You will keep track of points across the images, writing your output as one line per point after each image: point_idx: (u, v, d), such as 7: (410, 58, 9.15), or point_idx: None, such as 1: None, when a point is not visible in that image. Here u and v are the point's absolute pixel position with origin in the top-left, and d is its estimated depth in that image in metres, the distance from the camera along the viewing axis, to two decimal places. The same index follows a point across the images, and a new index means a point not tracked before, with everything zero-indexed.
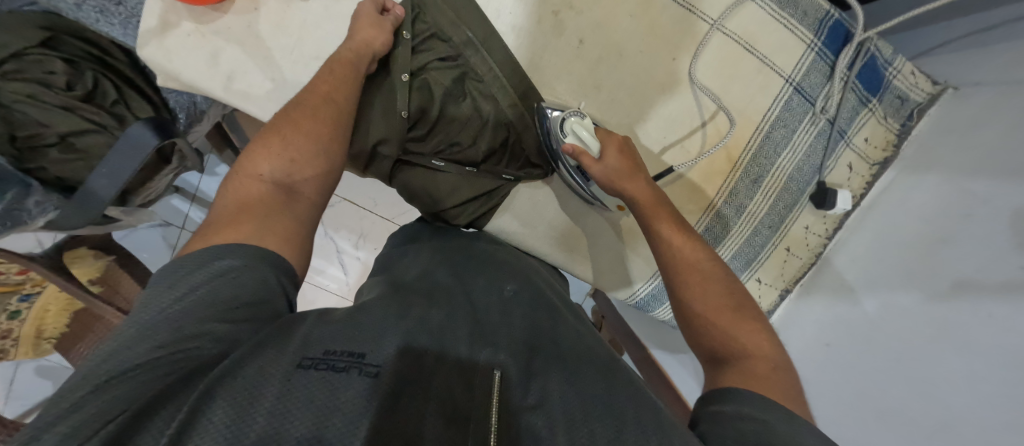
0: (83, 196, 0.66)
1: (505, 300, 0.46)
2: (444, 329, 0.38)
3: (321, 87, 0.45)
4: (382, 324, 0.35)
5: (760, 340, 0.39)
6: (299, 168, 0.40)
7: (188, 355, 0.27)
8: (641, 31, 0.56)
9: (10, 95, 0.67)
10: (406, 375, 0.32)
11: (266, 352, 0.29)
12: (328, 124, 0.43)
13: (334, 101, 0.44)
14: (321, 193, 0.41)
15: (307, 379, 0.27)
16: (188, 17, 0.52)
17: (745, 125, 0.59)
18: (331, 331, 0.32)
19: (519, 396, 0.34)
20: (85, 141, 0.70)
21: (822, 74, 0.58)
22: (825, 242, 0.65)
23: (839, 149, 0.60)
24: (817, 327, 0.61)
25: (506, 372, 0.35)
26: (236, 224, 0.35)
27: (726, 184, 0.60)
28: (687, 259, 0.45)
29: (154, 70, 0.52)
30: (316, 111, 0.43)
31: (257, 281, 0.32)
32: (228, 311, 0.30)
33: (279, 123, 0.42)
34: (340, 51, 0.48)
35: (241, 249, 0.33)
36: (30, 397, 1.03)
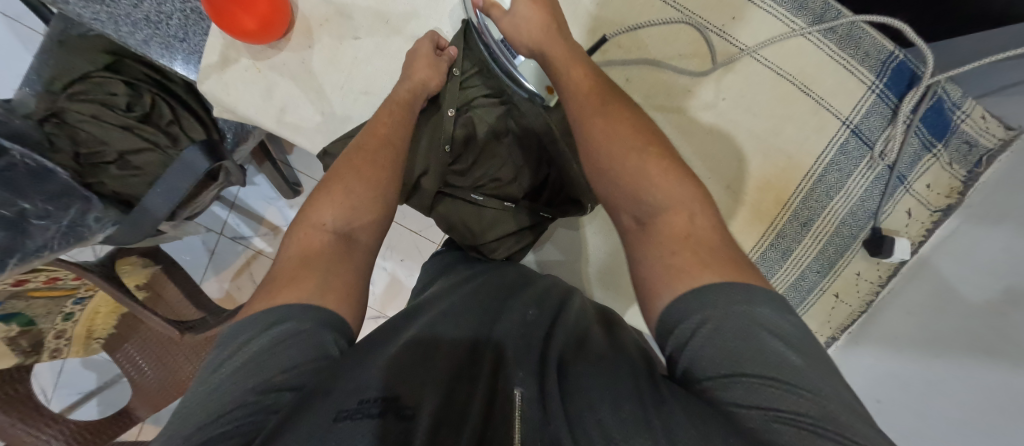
0: (139, 213, 0.69)
1: (527, 321, 0.43)
2: (472, 366, 0.36)
3: (378, 129, 0.47)
4: (416, 366, 0.33)
5: (670, 184, 0.36)
6: (356, 215, 0.42)
7: (245, 425, 0.26)
8: (686, 71, 0.56)
9: (78, 115, 0.73)
10: (445, 418, 0.29)
11: (308, 410, 0.26)
12: (385, 168, 0.44)
13: (387, 144, 0.46)
14: (376, 239, 0.43)
15: (344, 434, 0.25)
16: (245, 53, 0.53)
17: (796, 169, 0.56)
18: (356, 370, 0.30)
19: (541, 420, 0.28)
20: (142, 159, 0.74)
21: (883, 117, 0.55)
22: (879, 289, 0.61)
23: (897, 194, 0.57)
24: (871, 379, 0.58)
25: (528, 392, 0.31)
26: (298, 279, 0.36)
27: (773, 227, 0.58)
28: (605, 114, 0.41)
29: (212, 102, 0.55)
30: (371, 157, 0.44)
31: (308, 344, 0.31)
32: (280, 377, 0.29)
33: (338, 169, 0.44)
34: (396, 91, 0.50)
35: (300, 311, 0.33)
36: (76, 391, 1.08)
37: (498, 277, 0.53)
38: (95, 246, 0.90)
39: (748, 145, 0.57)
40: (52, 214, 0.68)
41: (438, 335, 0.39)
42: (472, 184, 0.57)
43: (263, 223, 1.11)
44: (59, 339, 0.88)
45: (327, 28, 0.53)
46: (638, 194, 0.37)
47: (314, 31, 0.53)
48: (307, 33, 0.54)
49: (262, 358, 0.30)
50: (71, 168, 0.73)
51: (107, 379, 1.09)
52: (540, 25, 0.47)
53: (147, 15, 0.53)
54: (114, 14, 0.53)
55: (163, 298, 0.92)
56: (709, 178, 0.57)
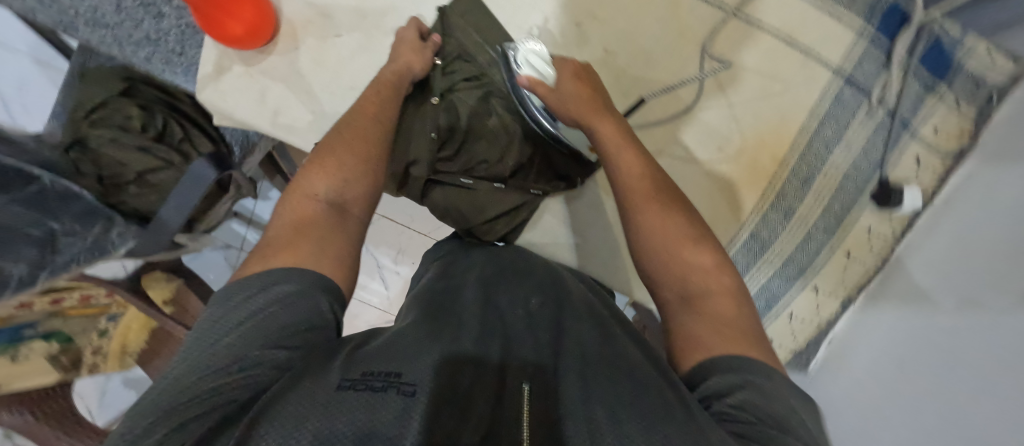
0: (157, 227, 0.73)
1: (529, 314, 0.43)
2: (475, 347, 0.37)
3: (368, 108, 0.46)
4: (417, 352, 0.34)
5: (715, 273, 0.37)
6: (349, 185, 0.41)
7: (246, 381, 0.29)
8: (665, 35, 0.54)
9: (99, 139, 0.77)
10: (445, 394, 0.31)
11: (310, 378, 0.29)
12: (374, 144, 0.44)
13: (380, 121, 0.46)
14: (369, 211, 0.43)
15: (351, 403, 0.27)
16: (237, 60, 0.56)
17: (791, 124, 0.55)
18: (365, 359, 0.32)
19: (543, 410, 0.31)
20: (158, 176, 0.79)
21: (878, 62, 0.53)
22: (894, 245, 0.59)
23: (902, 142, 0.54)
24: (886, 339, 0.56)
25: (535, 387, 0.33)
26: (294, 244, 0.37)
27: (772, 187, 0.56)
28: (643, 190, 0.41)
29: (211, 110, 0.57)
30: (364, 131, 0.45)
31: (304, 312, 0.33)
32: (281, 338, 0.32)
33: (331, 143, 0.44)
34: (382, 74, 0.49)
35: (294, 273, 0.35)
36: (117, 409, 1.14)
37: (495, 257, 0.54)
38: (122, 262, 0.96)
39: (737, 104, 0.55)
40: (79, 232, 0.74)
41: (440, 320, 0.40)
42: (459, 170, 0.57)
43: None
44: (96, 354, 0.91)
45: (311, 30, 0.56)
46: (679, 277, 0.38)
47: (299, 34, 0.56)
48: (293, 37, 0.56)
49: (262, 320, 0.32)
50: (95, 190, 0.78)
51: None
52: (585, 98, 0.47)
53: (148, 34, 0.57)
54: (117, 35, 0.57)
55: (188, 310, 0.91)
56: (699, 141, 0.56)
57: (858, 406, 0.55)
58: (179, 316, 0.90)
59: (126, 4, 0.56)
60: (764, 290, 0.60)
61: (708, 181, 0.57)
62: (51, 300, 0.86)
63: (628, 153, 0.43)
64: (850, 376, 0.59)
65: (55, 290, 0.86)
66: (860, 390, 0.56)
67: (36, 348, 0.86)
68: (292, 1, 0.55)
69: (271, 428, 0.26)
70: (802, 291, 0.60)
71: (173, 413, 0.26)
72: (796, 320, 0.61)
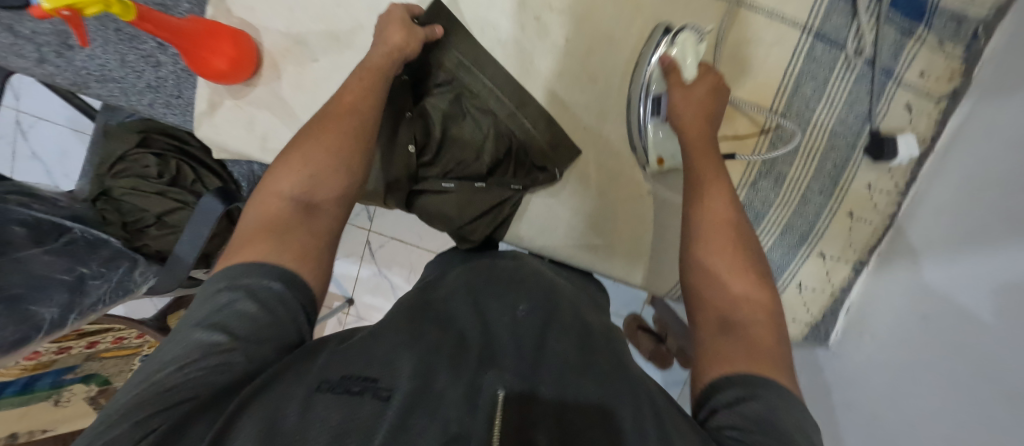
0: (173, 262, 0.77)
1: (514, 321, 0.40)
2: (452, 349, 0.36)
3: (346, 99, 0.47)
4: (399, 350, 0.34)
5: (772, 331, 0.34)
6: (326, 178, 0.42)
7: (218, 368, 0.29)
8: (625, 16, 0.54)
9: (120, 190, 0.83)
10: (419, 394, 0.29)
11: (291, 375, 0.29)
12: (349, 140, 0.44)
13: (357, 111, 0.46)
14: (340, 207, 0.43)
15: (325, 403, 0.27)
16: (227, 95, 0.60)
17: (766, 86, 0.53)
18: (348, 357, 0.32)
19: (518, 418, 0.29)
20: (175, 217, 0.86)
21: (845, 13, 0.51)
22: (900, 200, 0.55)
23: (887, 90, 0.52)
24: (906, 300, 0.51)
25: (511, 391, 0.30)
26: (257, 240, 0.38)
27: (756, 154, 0.55)
28: (717, 209, 0.41)
29: (210, 144, 0.62)
30: (338, 124, 0.45)
31: (281, 309, 0.34)
32: (254, 332, 0.31)
33: (301, 138, 0.44)
34: (371, 58, 0.49)
35: (257, 271, 0.35)
36: None
37: (483, 261, 0.54)
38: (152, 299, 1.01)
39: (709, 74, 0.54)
40: (104, 275, 0.78)
41: (423, 319, 0.40)
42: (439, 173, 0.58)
43: None
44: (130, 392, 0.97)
45: (290, 58, 0.59)
46: (720, 286, 0.37)
47: (279, 63, 0.60)
48: (274, 67, 0.60)
49: (232, 314, 0.32)
50: (121, 236, 0.85)
51: None
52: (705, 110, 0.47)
53: (149, 82, 0.62)
54: (123, 87, 0.62)
55: None
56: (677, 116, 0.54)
57: (885, 378, 0.51)
58: None
59: (128, 58, 0.61)
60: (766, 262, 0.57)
61: None
62: (87, 344, 0.87)
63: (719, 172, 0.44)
64: (872, 342, 0.54)
65: (92, 333, 0.86)
66: (890, 364, 0.51)
67: (76, 391, 0.91)
68: (271, 34, 0.59)
69: (246, 424, 0.25)
70: (807, 258, 0.57)
71: (149, 402, 0.26)
72: (805, 289, 0.58)
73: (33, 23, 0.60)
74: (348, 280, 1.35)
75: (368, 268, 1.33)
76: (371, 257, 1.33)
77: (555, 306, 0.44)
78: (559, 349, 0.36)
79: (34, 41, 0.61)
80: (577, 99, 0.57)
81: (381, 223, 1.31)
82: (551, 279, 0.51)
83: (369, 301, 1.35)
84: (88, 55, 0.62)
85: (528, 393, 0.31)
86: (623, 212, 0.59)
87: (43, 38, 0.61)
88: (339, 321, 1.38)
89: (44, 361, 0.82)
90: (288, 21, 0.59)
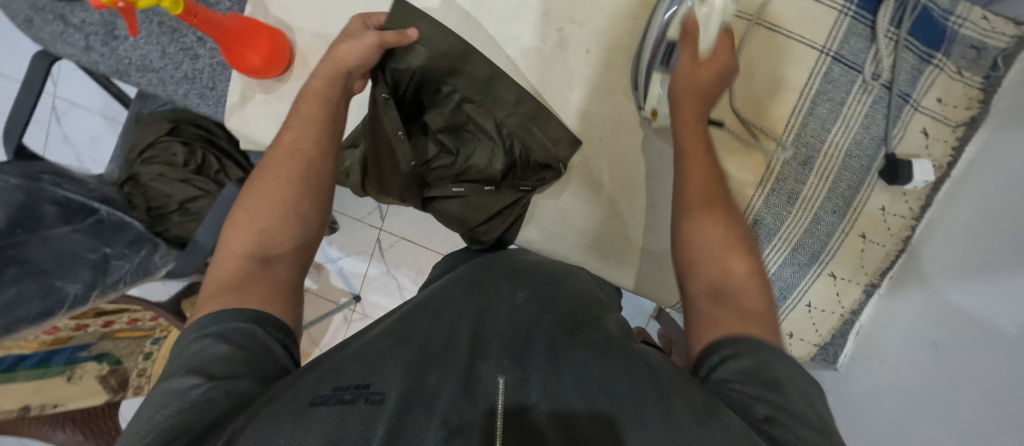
0: (192, 247, 0.79)
1: (514, 306, 0.43)
2: (444, 345, 0.35)
3: (285, 142, 0.46)
4: (387, 356, 0.33)
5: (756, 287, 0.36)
6: (280, 221, 0.42)
7: (200, 409, 0.27)
8: (645, 30, 0.56)
9: (148, 176, 0.87)
10: (413, 396, 0.28)
11: (280, 396, 0.28)
12: (296, 178, 0.44)
13: (298, 148, 0.45)
14: (299, 248, 0.43)
15: (320, 413, 0.26)
16: (259, 89, 0.63)
17: (783, 104, 0.54)
18: (338, 368, 0.31)
19: (520, 399, 0.28)
20: (198, 205, 0.89)
21: (863, 37, 0.52)
22: (915, 224, 0.55)
23: (905, 115, 0.53)
24: (920, 325, 0.50)
25: (510, 378, 0.30)
26: (215, 299, 0.37)
27: (769, 171, 0.55)
28: (703, 178, 0.42)
29: (238, 135, 0.64)
30: (281, 166, 0.44)
31: (251, 346, 0.33)
32: (228, 368, 0.30)
33: (249, 194, 0.43)
34: (312, 86, 0.48)
35: (220, 316, 0.34)
36: None
37: (488, 262, 0.55)
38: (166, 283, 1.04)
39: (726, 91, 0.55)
40: (127, 255, 0.80)
41: (413, 323, 0.39)
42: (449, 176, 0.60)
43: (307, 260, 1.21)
44: (140, 376, 0.97)
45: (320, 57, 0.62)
46: (709, 250, 0.38)
47: (309, 61, 0.62)
48: (304, 65, 0.62)
49: (206, 359, 0.31)
50: (144, 220, 0.88)
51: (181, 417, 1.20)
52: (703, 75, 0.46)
53: (186, 73, 0.65)
54: (161, 77, 0.65)
55: None
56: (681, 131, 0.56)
57: (897, 404, 0.50)
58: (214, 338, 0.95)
59: (168, 50, 0.65)
60: (776, 279, 0.57)
61: None
62: (103, 322, 0.93)
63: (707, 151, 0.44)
64: (880, 368, 0.54)
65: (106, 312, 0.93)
66: (903, 394, 0.50)
67: (88, 369, 0.90)
68: (304, 33, 0.62)
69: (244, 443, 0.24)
70: (817, 278, 0.57)
71: None
72: (815, 310, 0.57)
73: (84, 13, 0.64)
74: (356, 277, 1.37)
75: (377, 267, 1.35)
76: (381, 256, 1.35)
77: (555, 303, 0.45)
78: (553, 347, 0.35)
79: (82, 30, 0.65)
80: (595, 108, 0.58)
81: (393, 223, 1.34)
82: (563, 284, 0.51)
83: (376, 300, 1.37)
84: (131, 45, 0.65)
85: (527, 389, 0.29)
86: (634, 222, 0.60)
87: (91, 27, 0.65)
88: (344, 318, 1.39)
89: (61, 337, 0.88)
90: (321, 23, 0.61)
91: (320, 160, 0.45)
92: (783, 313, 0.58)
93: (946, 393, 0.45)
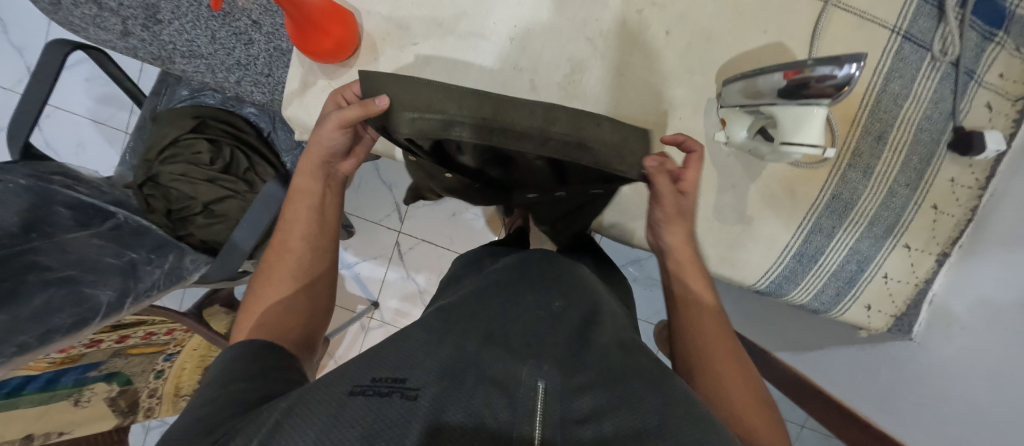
0: (228, 249, 0.74)
1: (553, 314, 0.45)
2: (479, 348, 0.37)
3: (277, 244, 0.56)
4: (425, 352, 0.36)
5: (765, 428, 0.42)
6: (286, 303, 0.52)
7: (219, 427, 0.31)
8: (724, 12, 0.56)
9: (169, 176, 0.81)
10: (446, 395, 0.32)
11: (310, 399, 0.31)
12: (289, 265, 0.54)
13: (290, 248, 0.55)
14: (293, 313, 0.51)
15: (361, 404, 0.30)
16: (321, 74, 0.59)
17: (856, 82, 0.56)
18: (380, 359, 0.35)
19: (562, 408, 0.33)
20: (223, 206, 0.83)
21: (931, 17, 0.55)
22: (981, 195, 0.57)
23: (970, 90, 0.55)
24: (997, 287, 0.52)
25: (551, 384, 0.34)
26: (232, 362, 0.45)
27: (843, 147, 0.57)
28: (714, 334, 0.49)
29: (298, 124, 0.61)
30: (278, 267, 0.54)
31: (262, 368, 0.40)
32: (246, 398, 0.35)
33: (254, 288, 0.54)
34: (297, 182, 0.58)
35: (236, 353, 0.43)
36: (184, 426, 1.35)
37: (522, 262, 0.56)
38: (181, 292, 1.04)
39: None
40: (154, 261, 0.74)
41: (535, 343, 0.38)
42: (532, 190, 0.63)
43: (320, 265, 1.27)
44: (151, 397, 0.93)
45: (390, 41, 0.59)
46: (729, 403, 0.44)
47: (378, 46, 0.59)
48: (373, 50, 0.59)
49: (239, 370, 0.39)
50: (165, 225, 0.82)
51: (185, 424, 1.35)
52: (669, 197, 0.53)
53: (239, 60, 0.61)
54: (210, 63, 0.61)
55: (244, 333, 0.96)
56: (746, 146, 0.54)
57: (979, 368, 0.53)
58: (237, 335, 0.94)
59: (219, 35, 0.60)
60: (854, 253, 0.59)
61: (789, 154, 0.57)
62: (117, 338, 0.85)
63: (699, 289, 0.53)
64: (962, 336, 0.55)
65: (121, 326, 0.84)
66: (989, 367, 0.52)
67: (98, 390, 0.85)
68: (372, 17, 0.59)
69: (286, 432, 0.28)
70: (893, 250, 0.58)
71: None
72: (891, 281, 0.59)
73: None
74: (373, 283, 1.33)
75: (396, 272, 1.32)
76: (400, 260, 1.32)
77: (593, 312, 0.47)
78: (589, 370, 0.36)
79: (121, 14, 0.59)
80: (675, 90, 0.58)
81: (412, 226, 1.30)
82: (588, 285, 0.53)
83: (394, 305, 1.34)
84: (176, 30, 0.60)
85: (579, 417, 0.32)
86: (720, 202, 0.59)
87: (130, 11, 0.59)
88: (360, 326, 1.34)
89: (72, 355, 0.79)
90: (391, 6, 0.59)
91: (308, 249, 0.56)
92: (861, 285, 0.59)
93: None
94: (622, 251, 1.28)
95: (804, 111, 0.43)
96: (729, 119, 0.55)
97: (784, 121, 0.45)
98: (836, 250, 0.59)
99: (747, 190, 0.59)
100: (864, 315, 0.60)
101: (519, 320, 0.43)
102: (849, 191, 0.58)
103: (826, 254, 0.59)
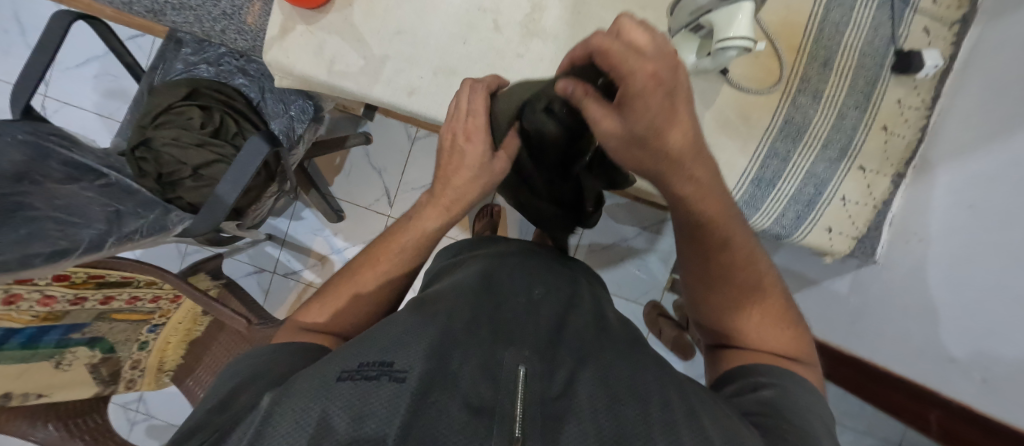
0: (211, 202, 0.76)
1: (531, 300, 0.46)
2: (463, 330, 0.37)
3: (377, 255, 0.50)
4: (412, 336, 0.35)
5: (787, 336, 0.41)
6: (343, 325, 0.46)
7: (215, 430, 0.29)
8: None
9: (161, 140, 0.81)
10: (432, 379, 0.30)
11: (291, 392, 0.29)
12: (374, 287, 0.48)
13: (383, 271, 0.49)
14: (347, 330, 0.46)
15: (346, 387, 0.29)
16: (299, 20, 0.63)
17: (801, 10, 0.58)
18: (366, 347, 0.34)
19: (543, 387, 0.31)
20: (213, 170, 0.83)
21: None
22: (928, 115, 0.60)
23: (906, 16, 0.59)
24: (955, 196, 0.55)
25: (531, 368, 0.33)
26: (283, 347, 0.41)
27: (793, 73, 0.59)
28: (738, 258, 0.42)
29: (276, 67, 0.64)
30: (356, 289, 0.48)
31: (286, 364, 0.37)
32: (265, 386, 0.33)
33: (342, 279, 0.50)
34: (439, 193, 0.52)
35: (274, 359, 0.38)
36: (172, 415, 1.31)
37: (506, 255, 0.55)
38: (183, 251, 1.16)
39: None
40: (141, 214, 0.79)
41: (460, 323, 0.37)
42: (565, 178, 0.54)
43: (309, 252, 1.30)
44: (134, 369, 0.94)
45: None
46: (752, 329, 0.42)
47: None
48: None
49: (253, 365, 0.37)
50: (155, 189, 0.82)
51: (175, 413, 1.31)
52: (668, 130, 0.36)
53: (224, 10, 0.66)
54: (198, 14, 0.66)
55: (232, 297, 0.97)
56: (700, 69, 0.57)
57: (942, 274, 0.54)
58: (223, 298, 0.96)
59: None
60: (811, 176, 0.60)
61: (743, 81, 0.60)
62: (102, 298, 0.86)
63: (711, 200, 0.42)
64: (920, 244, 0.58)
65: (107, 285, 0.86)
66: (947, 275, 0.53)
67: (80, 355, 0.86)
68: None
69: (279, 418, 0.27)
70: (848, 173, 0.60)
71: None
72: (849, 203, 0.61)
73: None
74: None
75: None
76: None
77: (570, 304, 0.47)
78: (571, 351, 0.37)
79: None
80: None
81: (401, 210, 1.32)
82: (567, 279, 0.54)
83: None
84: None
85: (565, 391, 0.32)
86: None
87: None
88: None
89: (55, 311, 0.82)
90: None
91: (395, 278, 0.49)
92: (820, 208, 0.61)
93: (975, 280, 0.50)
94: (605, 229, 1.22)
95: (734, 7, 0.47)
96: (678, 47, 0.56)
97: (718, 20, 0.48)
98: (792, 174, 0.60)
99: (708, 115, 0.60)
100: (826, 237, 0.61)
101: (504, 308, 0.43)
102: (804, 115, 0.60)
103: (785, 178, 0.60)
